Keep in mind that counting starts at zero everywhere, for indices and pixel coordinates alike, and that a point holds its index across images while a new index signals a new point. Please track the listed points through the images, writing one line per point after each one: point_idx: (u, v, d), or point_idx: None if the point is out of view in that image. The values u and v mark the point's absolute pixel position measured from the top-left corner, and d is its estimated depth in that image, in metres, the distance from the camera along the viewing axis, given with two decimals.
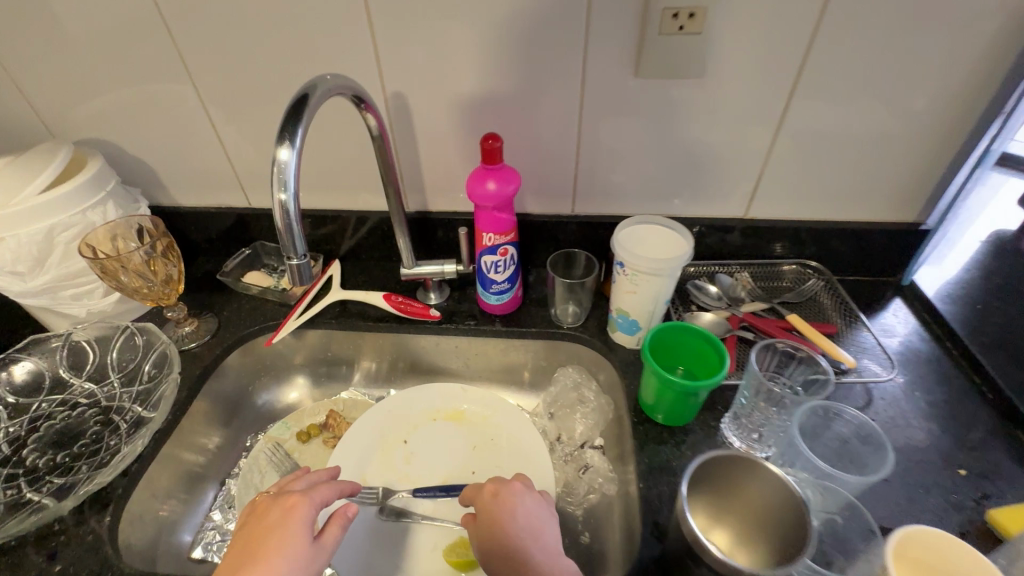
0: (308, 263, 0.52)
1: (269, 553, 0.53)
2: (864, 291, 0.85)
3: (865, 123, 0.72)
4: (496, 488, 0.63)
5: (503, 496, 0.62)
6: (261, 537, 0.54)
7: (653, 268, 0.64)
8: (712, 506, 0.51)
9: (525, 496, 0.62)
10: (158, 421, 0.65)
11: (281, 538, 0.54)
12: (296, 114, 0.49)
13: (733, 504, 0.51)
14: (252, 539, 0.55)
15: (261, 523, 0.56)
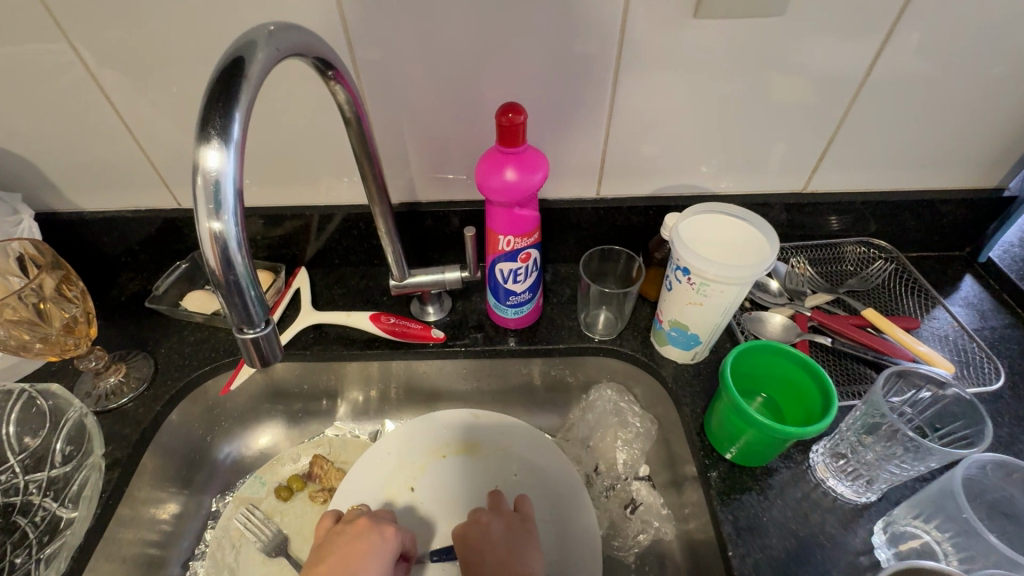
0: (272, 329, 0.34)
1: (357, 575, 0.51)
2: (933, 271, 0.73)
3: (963, 72, 0.59)
4: (463, 527, 0.59)
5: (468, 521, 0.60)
6: (357, 562, 0.52)
7: (732, 278, 0.49)
8: None
9: (490, 533, 0.58)
10: (80, 532, 0.49)
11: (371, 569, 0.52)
12: (229, 89, 0.30)
13: None
14: (344, 563, 0.52)
15: (356, 545, 0.54)
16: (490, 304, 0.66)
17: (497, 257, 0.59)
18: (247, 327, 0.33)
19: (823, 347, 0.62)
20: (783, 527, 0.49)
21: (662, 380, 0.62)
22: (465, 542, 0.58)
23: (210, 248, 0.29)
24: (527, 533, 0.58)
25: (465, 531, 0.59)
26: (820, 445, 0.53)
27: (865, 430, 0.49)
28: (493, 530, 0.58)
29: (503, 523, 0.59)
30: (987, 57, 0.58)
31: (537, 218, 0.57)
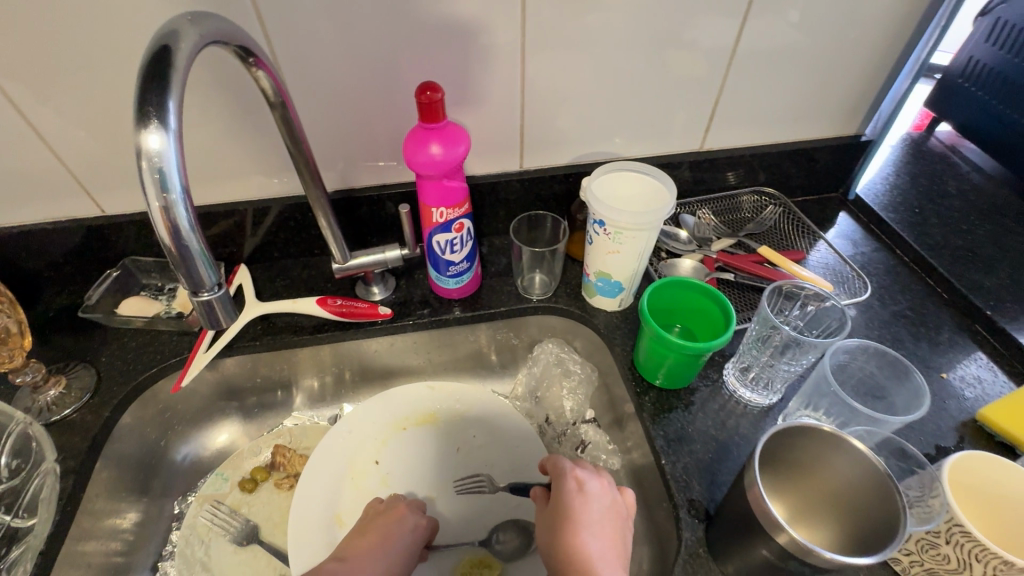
0: (226, 298, 0.37)
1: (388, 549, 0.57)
2: (815, 210, 0.85)
3: (816, 37, 0.69)
4: (582, 482, 0.53)
5: (588, 491, 0.52)
6: (394, 540, 0.59)
7: (640, 224, 0.56)
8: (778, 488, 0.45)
9: (598, 505, 0.51)
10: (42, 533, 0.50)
11: (403, 547, 0.58)
12: (160, 75, 0.32)
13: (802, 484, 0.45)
14: (382, 538, 0.58)
15: (393, 525, 0.60)
16: (431, 277, 0.70)
17: (434, 230, 0.63)
18: (203, 296, 0.36)
19: (729, 282, 0.71)
20: (706, 434, 0.57)
21: (596, 329, 0.69)
22: (562, 495, 0.53)
23: (162, 224, 0.32)
24: (626, 522, 0.51)
25: (580, 489, 0.52)
26: (730, 363, 0.61)
27: (760, 341, 0.57)
28: (601, 506, 0.51)
29: (612, 509, 0.51)
30: (834, 22, 0.68)
31: (465, 191, 0.62)
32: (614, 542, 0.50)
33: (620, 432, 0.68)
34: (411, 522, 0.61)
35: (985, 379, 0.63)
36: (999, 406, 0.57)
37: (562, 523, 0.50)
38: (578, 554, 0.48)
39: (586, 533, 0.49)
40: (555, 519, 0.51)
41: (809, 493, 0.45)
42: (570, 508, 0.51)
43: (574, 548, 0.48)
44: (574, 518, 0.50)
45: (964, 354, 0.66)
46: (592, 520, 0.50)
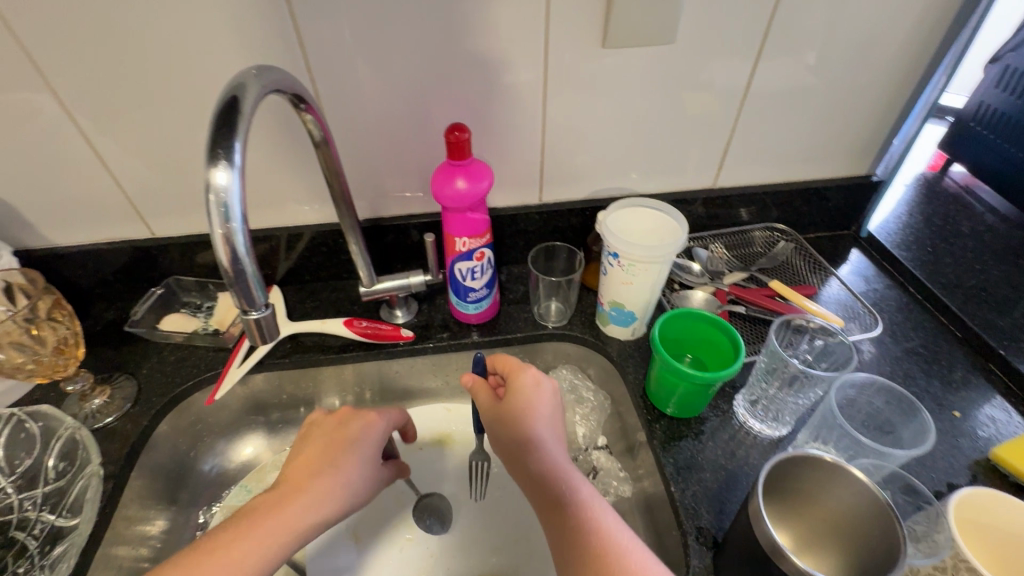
0: (271, 315, 0.41)
1: (338, 460, 0.56)
2: (827, 247, 0.87)
3: (823, 83, 0.72)
4: (532, 383, 0.58)
5: (544, 388, 0.58)
6: (343, 446, 0.57)
7: (652, 257, 0.59)
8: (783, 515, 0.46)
9: (549, 402, 0.58)
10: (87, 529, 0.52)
11: (355, 452, 0.58)
12: (229, 122, 0.37)
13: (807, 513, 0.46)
14: (328, 447, 0.57)
15: (342, 431, 0.59)
16: (451, 302, 0.73)
17: (456, 258, 0.67)
18: (252, 313, 0.40)
19: (740, 315, 0.73)
20: (715, 463, 0.58)
21: (609, 356, 0.71)
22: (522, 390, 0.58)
23: (222, 249, 0.36)
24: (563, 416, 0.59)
25: (533, 387, 0.58)
26: (741, 393, 0.62)
27: (769, 373, 0.59)
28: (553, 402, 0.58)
29: (556, 405, 0.58)
30: (841, 69, 0.71)
31: (487, 222, 0.66)
32: (560, 434, 0.57)
33: (632, 459, 0.69)
34: (365, 417, 0.61)
35: (1000, 419, 0.63)
36: (1013, 446, 0.57)
37: (518, 419, 0.56)
38: (535, 442, 0.54)
39: (539, 426, 0.55)
40: (509, 415, 0.56)
41: (817, 523, 0.46)
42: (524, 405, 0.56)
43: (531, 438, 0.54)
44: (532, 410, 0.56)
45: (978, 392, 0.66)
46: (544, 416, 0.56)
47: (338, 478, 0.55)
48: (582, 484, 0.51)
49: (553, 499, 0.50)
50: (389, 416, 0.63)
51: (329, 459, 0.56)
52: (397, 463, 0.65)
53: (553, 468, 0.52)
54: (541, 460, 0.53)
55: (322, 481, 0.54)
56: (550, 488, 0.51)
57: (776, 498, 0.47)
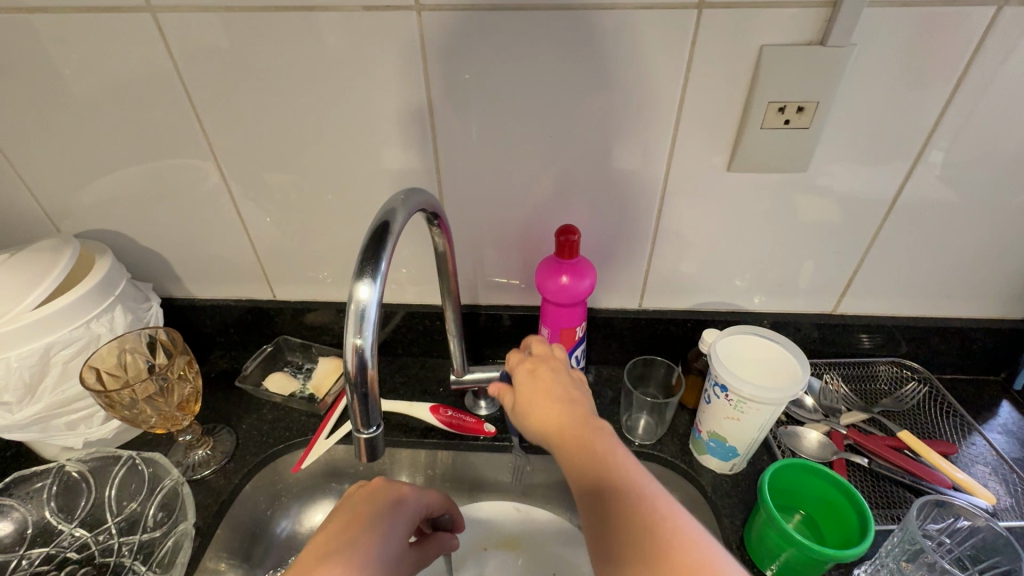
0: (380, 432, 0.42)
1: (357, 540, 0.51)
2: (969, 395, 0.76)
3: (974, 219, 0.66)
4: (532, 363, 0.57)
5: (540, 372, 0.55)
6: (363, 523, 0.53)
7: (765, 398, 0.54)
8: None
9: (553, 384, 0.54)
10: None
11: (377, 530, 0.53)
12: (379, 240, 0.40)
13: None
14: (347, 526, 0.53)
15: (369, 504, 0.55)
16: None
17: (568, 350, 0.67)
18: (364, 432, 0.41)
19: (859, 467, 0.64)
20: None
21: (701, 489, 0.65)
22: (518, 380, 0.55)
23: (351, 358, 0.38)
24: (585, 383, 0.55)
25: (531, 370, 0.56)
26: (861, 569, 0.54)
27: (906, 556, 0.51)
28: (556, 383, 0.54)
29: (563, 373, 0.55)
30: (996, 207, 0.65)
31: (586, 312, 0.66)
32: (583, 410, 0.51)
33: None
34: (398, 494, 0.57)
35: None
36: None
37: (528, 391, 0.54)
38: (549, 412, 0.51)
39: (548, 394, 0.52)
40: (524, 400, 0.53)
41: None
42: (530, 382, 0.54)
43: (545, 411, 0.51)
44: (533, 398, 0.53)
45: None
46: (554, 392, 0.52)
47: (357, 558, 0.50)
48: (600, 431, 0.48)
49: (569, 445, 0.48)
50: (422, 496, 0.59)
51: (348, 539, 0.51)
52: (432, 542, 0.62)
53: (572, 436, 0.48)
54: (558, 428, 0.49)
55: (338, 558, 0.49)
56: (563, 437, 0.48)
57: None
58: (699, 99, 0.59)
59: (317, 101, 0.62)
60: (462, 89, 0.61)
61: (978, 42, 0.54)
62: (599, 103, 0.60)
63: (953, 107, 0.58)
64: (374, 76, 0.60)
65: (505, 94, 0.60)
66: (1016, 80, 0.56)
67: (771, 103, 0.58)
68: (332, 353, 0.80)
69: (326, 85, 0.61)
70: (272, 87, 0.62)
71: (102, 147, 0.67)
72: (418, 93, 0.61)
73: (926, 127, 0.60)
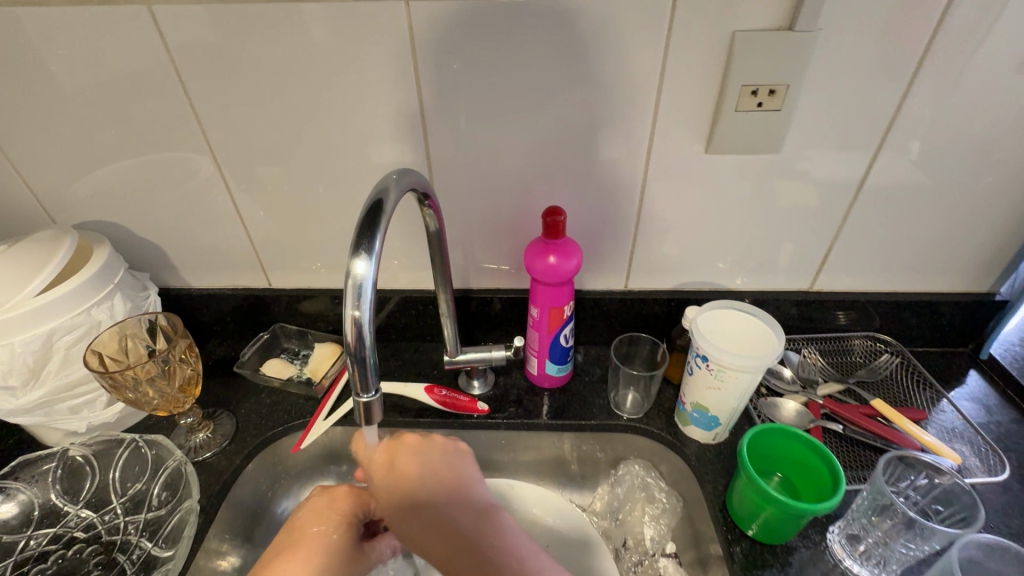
0: (378, 397, 0.44)
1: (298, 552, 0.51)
2: (939, 365, 0.80)
3: (940, 196, 0.69)
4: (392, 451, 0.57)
5: (402, 459, 0.56)
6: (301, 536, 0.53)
7: (744, 365, 0.57)
8: None
9: (423, 469, 0.55)
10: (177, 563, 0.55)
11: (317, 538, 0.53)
12: (374, 218, 0.42)
13: None
14: (287, 541, 0.53)
15: (304, 519, 0.55)
16: (536, 366, 0.75)
17: (556, 329, 0.69)
18: (363, 396, 0.43)
19: (834, 433, 0.68)
20: None
21: (686, 458, 0.68)
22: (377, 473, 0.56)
23: (350, 329, 0.40)
24: (455, 454, 0.58)
25: (391, 459, 0.56)
26: (836, 526, 0.57)
27: (874, 510, 0.54)
28: (427, 468, 0.55)
29: (429, 449, 0.57)
30: (960, 184, 0.68)
31: (573, 291, 0.69)
32: (453, 491, 0.54)
33: None
34: (330, 496, 0.58)
35: None
36: None
37: (383, 481, 0.56)
38: (413, 503, 0.53)
39: (413, 482, 0.55)
40: (387, 494, 0.55)
41: None
42: (389, 472, 0.56)
43: (411, 503, 0.53)
44: (404, 489, 0.54)
45: None
46: (421, 478, 0.55)
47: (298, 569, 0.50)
48: (466, 513, 0.52)
49: (428, 541, 0.51)
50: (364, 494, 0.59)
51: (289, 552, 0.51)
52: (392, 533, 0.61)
53: (441, 524, 0.52)
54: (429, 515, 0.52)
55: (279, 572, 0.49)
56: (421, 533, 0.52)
57: None
58: (676, 85, 0.62)
59: (308, 90, 0.64)
60: (449, 78, 0.63)
61: (938, 26, 0.57)
62: (581, 89, 0.63)
63: (917, 89, 0.61)
64: (363, 66, 0.62)
65: (491, 82, 0.63)
66: (975, 62, 0.59)
67: (745, 87, 0.60)
68: (327, 338, 0.82)
69: (316, 75, 0.63)
70: (264, 77, 0.63)
71: (95, 139, 0.68)
72: (406, 82, 0.63)
73: (892, 109, 0.63)
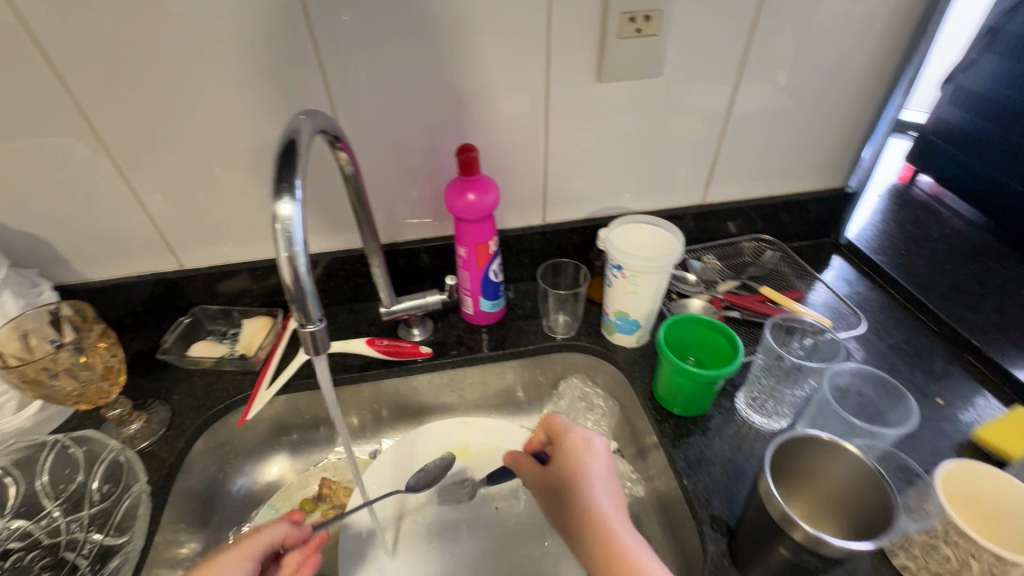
0: (323, 327, 0.46)
1: None
2: (810, 255, 0.94)
3: (798, 106, 0.79)
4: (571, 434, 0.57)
5: (575, 446, 0.55)
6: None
7: (653, 268, 0.64)
8: (788, 487, 0.51)
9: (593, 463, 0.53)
10: (139, 542, 0.55)
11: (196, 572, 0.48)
12: (290, 161, 0.42)
13: (807, 487, 0.51)
14: None
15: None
16: (471, 306, 0.79)
17: (485, 265, 0.73)
18: (308, 326, 0.45)
19: (735, 320, 0.79)
20: (723, 457, 0.62)
21: (617, 364, 0.76)
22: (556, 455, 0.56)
23: (286, 270, 0.41)
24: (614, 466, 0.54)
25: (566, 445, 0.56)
26: (741, 391, 0.68)
27: (767, 369, 0.64)
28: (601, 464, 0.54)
29: (600, 455, 0.54)
30: (812, 92, 0.79)
31: (496, 227, 0.72)
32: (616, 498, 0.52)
33: (642, 462, 0.73)
34: None
35: (979, 405, 0.69)
36: (998, 432, 0.62)
37: (565, 455, 0.55)
38: (574, 500, 0.52)
39: (580, 474, 0.53)
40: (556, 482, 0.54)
41: (817, 494, 0.51)
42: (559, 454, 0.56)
43: (575, 497, 0.52)
44: (571, 471, 0.53)
45: (958, 382, 0.72)
46: (587, 473, 0.53)
47: None
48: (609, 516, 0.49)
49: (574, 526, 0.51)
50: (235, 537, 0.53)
51: None
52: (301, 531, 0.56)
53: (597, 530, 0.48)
54: (587, 513, 0.50)
55: None
56: (574, 510, 0.51)
57: (783, 480, 0.51)
58: (563, 17, 0.65)
59: (187, 47, 0.60)
60: (338, 24, 0.61)
61: None
62: (474, 27, 0.64)
63: (770, 7, 0.69)
64: (244, 16, 0.59)
65: (383, 25, 0.62)
66: None
67: (624, 14, 0.65)
68: (254, 313, 0.80)
69: (193, 29, 0.59)
70: (132, 36, 0.58)
71: None
72: (293, 31, 0.61)
73: (750, 30, 0.70)
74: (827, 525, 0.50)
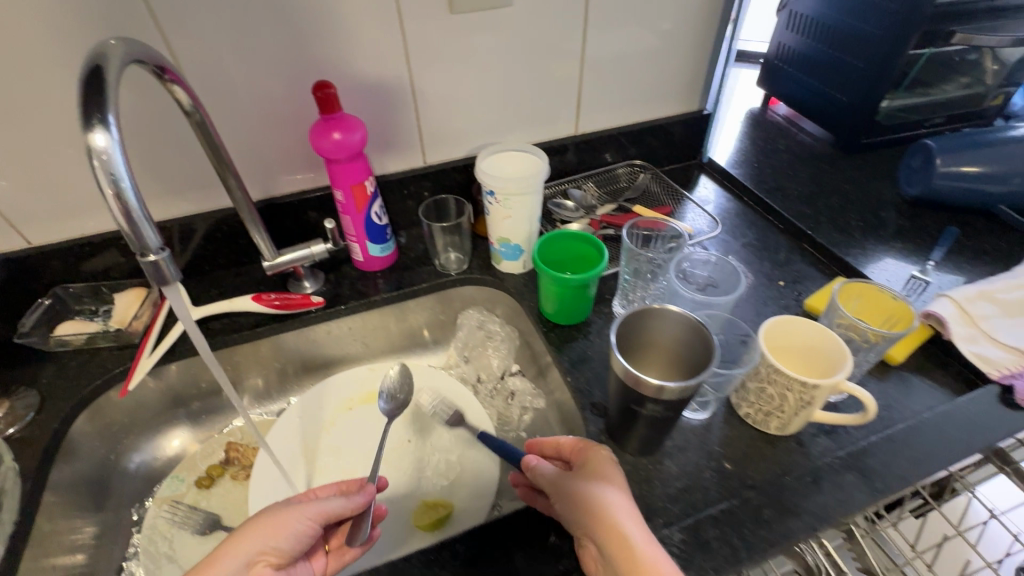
0: (168, 257, 0.45)
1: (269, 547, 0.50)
2: (680, 175, 1.02)
3: (647, 32, 0.85)
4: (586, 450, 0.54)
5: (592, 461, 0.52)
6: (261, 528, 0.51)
7: (522, 188, 0.68)
8: (640, 358, 0.58)
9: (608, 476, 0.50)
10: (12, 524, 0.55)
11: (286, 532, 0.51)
12: (100, 89, 0.40)
13: (657, 357, 0.58)
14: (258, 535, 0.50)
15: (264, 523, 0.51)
16: (360, 252, 0.79)
17: (365, 208, 0.74)
18: (149, 257, 0.43)
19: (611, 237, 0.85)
20: (603, 354, 0.69)
21: (507, 290, 0.80)
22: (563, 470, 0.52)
23: (113, 203, 0.40)
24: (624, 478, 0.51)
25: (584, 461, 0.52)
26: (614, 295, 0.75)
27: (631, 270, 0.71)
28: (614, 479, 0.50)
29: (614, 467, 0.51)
30: (659, 19, 0.84)
31: (371, 167, 0.72)
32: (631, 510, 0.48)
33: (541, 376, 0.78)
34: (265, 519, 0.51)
35: (814, 284, 0.81)
36: (819, 296, 0.75)
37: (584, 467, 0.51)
38: (594, 514, 0.47)
39: (599, 487, 0.49)
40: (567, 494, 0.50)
41: (665, 361, 0.58)
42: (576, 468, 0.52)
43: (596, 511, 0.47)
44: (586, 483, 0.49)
45: (799, 268, 0.83)
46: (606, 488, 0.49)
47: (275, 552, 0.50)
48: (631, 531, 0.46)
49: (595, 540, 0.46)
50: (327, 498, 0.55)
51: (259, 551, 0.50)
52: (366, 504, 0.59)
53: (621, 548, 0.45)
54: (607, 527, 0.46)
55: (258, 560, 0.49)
56: (594, 522, 0.47)
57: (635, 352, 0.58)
58: None
59: None
60: None
61: None
62: None
63: None
64: None
65: None
66: None
67: None
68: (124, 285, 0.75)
69: None
70: None
71: None
72: None
73: None
74: (676, 381, 0.57)
